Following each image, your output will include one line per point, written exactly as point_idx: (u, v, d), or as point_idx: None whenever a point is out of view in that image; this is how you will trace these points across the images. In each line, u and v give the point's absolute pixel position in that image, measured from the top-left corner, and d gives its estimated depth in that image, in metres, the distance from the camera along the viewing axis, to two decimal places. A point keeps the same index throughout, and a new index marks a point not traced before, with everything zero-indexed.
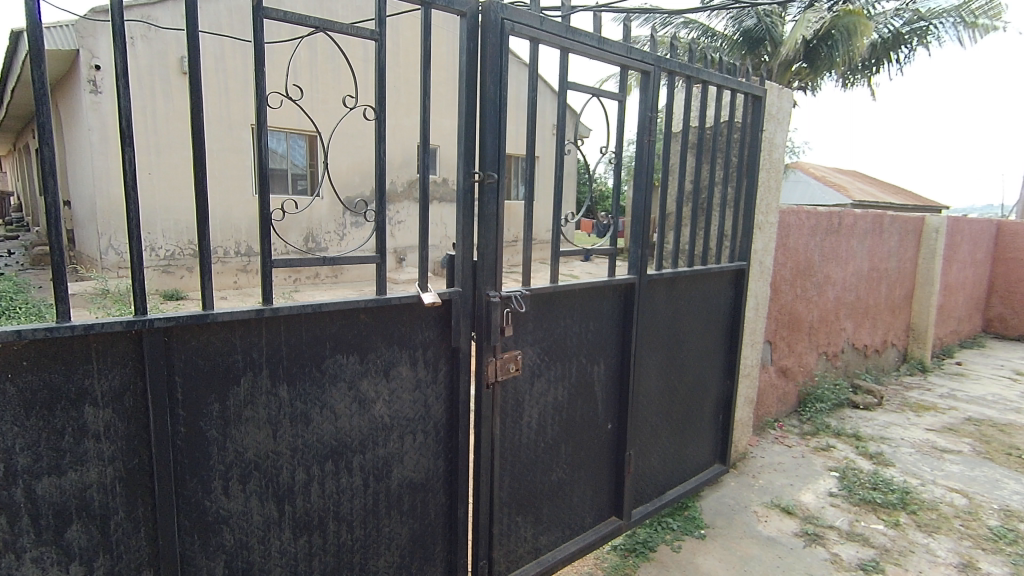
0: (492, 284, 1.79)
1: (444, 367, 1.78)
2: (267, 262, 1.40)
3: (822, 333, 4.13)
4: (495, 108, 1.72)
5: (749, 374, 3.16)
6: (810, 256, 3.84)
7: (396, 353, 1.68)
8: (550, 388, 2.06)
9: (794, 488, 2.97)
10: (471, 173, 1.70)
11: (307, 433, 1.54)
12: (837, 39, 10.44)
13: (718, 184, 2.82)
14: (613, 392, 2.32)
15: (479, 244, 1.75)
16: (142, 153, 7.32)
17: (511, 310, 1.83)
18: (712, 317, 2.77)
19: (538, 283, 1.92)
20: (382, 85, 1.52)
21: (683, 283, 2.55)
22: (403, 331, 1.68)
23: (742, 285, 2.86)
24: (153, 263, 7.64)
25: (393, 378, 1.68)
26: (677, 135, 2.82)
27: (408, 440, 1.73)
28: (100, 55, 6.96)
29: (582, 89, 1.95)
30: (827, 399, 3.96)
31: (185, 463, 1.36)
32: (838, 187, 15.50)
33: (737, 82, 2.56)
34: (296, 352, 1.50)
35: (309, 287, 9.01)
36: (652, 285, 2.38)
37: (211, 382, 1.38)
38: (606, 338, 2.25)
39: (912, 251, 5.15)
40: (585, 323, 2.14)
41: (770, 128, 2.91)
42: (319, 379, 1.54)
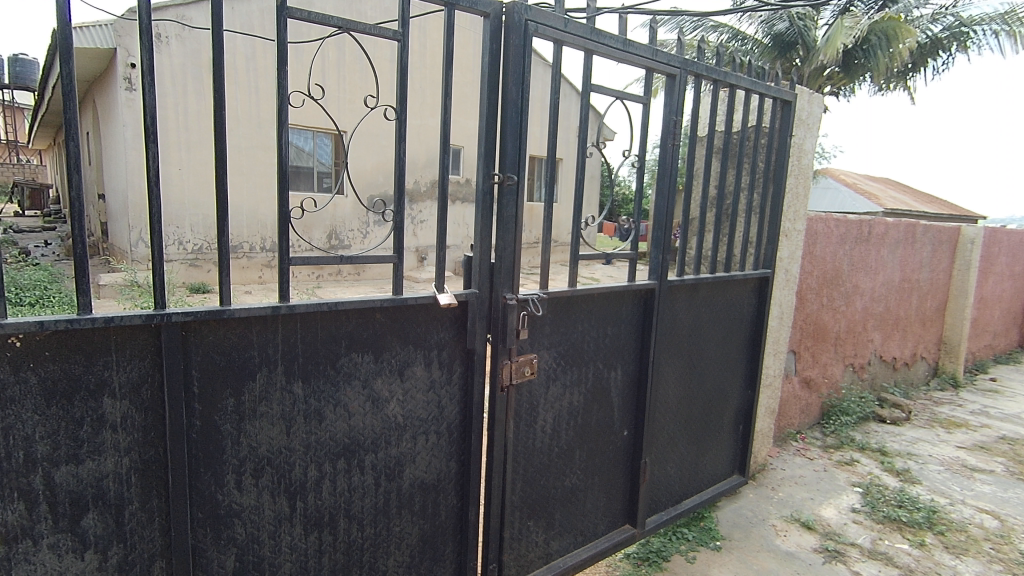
0: (508, 285, 1.77)
1: (458, 369, 1.78)
2: (285, 259, 1.40)
3: (849, 345, 4.02)
4: (516, 109, 1.70)
5: (771, 384, 3.09)
6: (838, 265, 3.74)
7: (411, 353, 1.67)
8: (565, 393, 2.04)
9: (815, 503, 2.89)
10: (490, 174, 1.68)
11: (320, 430, 1.54)
12: (874, 44, 10.34)
13: (743, 191, 2.76)
14: (629, 398, 2.29)
15: (497, 245, 1.74)
16: (173, 149, 7.48)
17: (528, 313, 1.80)
18: (734, 325, 2.71)
19: (555, 286, 1.90)
20: (403, 84, 1.51)
21: (704, 290, 2.50)
22: (418, 331, 1.68)
23: (765, 293, 2.79)
24: (181, 256, 7.80)
25: (406, 378, 1.68)
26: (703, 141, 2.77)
27: (420, 440, 1.73)
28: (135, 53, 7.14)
29: (605, 92, 1.93)
30: (852, 412, 3.85)
31: (199, 456, 1.37)
32: (869, 195, 15.17)
33: (765, 87, 2.50)
34: (310, 350, 1.50)
35: (332, 284, 9.11)
36: (672, 291, 2.34)
37: (226, 378, 1.39)
38: (624, 343, 2.22)
39: (945, 262, 4.99)
40: (602, 329, 2.11)
41: (799, 134, 2.84)
42: (334, 378, 1.55)
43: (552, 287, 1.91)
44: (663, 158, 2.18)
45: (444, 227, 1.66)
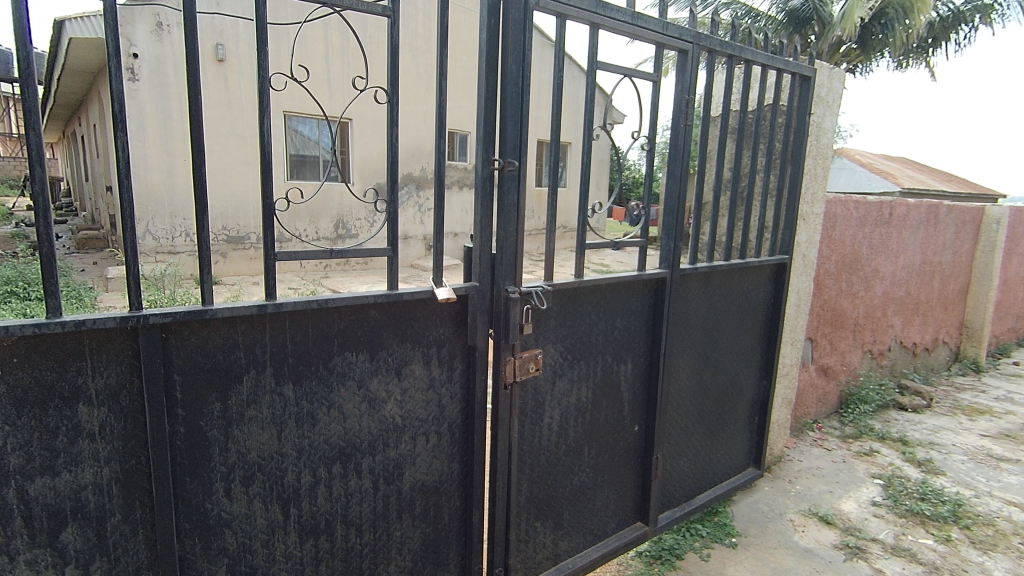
0: (510, 278, 1.67)
1: (459, 367, 1.69)
2: (270, 255, 1.31)
3: (869, 331, 3.89)
4: (517, 89, 1.59)
5: (788, 374, 2.98)
6: (858, 248, 3.60)
7: (410, 351, 1.59)
8: (573, 388, 1.95)
9: (834, 496, 2.79)
10: (490, 160, 1.58)
11: (313, 434, 1.47)
12: (891, 18, 10.03)
13: (759, 173, 2.63)
14: (640, 391, 2.19)
15: (498, 234, 1.63)
16: (177, 139, 7.41)
17: (532, 306, 1.70)
18: (750, 315, 2.60)
19: (561, 277, 1.79)
20: (394, 65, 1.41)
21: (718, 278, 2.38)
22: (416, 326, 1.59)
23: (782, 280, 2.67)
24: (188, 248, 7.77)
25: (404, 378, 1.60)
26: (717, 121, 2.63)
27: (420, 441, 1.65)
28: (138, 43, 7.04)
29: (612, 69, 1.81)
30: (872, 400, 3.73)
31: (184, 464, 1.30)
32: (885, 175, 14.82)
33: (783, 62, 2.36)
34: (301, 350, 1.42)
35: (340, 274, 9.07)
36: (685, 280, 2.23)
37: (211, 381, 1.32)
38: (635, 335, 2.12)
39: (968, 243, 4.81)
40: (611, 321, 2.01)
41: (818, 112, 2.70)
42: (327, 379, 1.47)
43: (558, 278, 1.81)
44: (674, 138, 2.06)
45: (441, 215, 1.55)
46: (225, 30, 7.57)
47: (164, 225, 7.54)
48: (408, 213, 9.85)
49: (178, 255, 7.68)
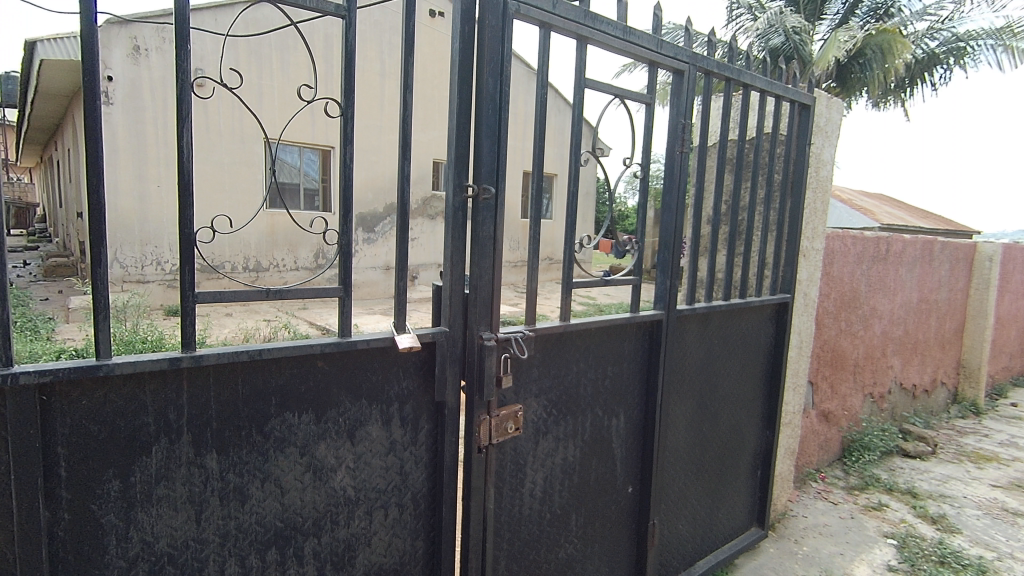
0: (486, 322, 1.44)
1: (425, 427, 1.44)
2: (187, 297, 1.07)
3: (868, 373, 3.69)
4: (494, 107, 1.39)
5: (791, 422, 2.75)
6: (856, 286, 3.43)
7: (366, 409, 1.35)
8: (558, 447, 1.71)
9: (845, 559, 2.53)
10: (463, 186, 1.37)
11: (242, 514, 1.21)
12: (870, 58, 10.19)
13: (758, 205, 2.45)
14: (633, 448, 1.95)
15: (471, 271, 1.41)
16: (151, 165, 7.15)
17: (510, 355, 1.46)
18: (750, 359, 2.39)
19: (545, 320, 1.57)
20: (350, 73, 1.20)
21: (718, 319, 2.17)
22: (373, 380, 1.35)
23: (784, 320, 2.47)
24: (159, 277, 7.43)
25: (358, 441, 1.35)
26: (713, 150, 2.47)
27: (377, 516, 1.39)
28: (113, 66, 6.82)
29: (602, 88, 1.62)
30: (875, 447, 3.51)
31: (68, 560, 1.04)
32: (866, 210, 14.95)
33: (783, 88, 2.21)
34: (229, 411, 1.17)
35: (318, 305, 8.75)
36: (682, 322, 2.01)
37: (109, 453, 1.06)
38: (627, 384, 1.89)
39: (963, 280, 4.69)
40: (601, 369, 1.79)
41: (817, 142, 2.55)
42: (261, 445, 1.22)
43: (541, 323, 1.58)
44: (670, 166, 1.87)
45: (404, 248, 1.33)
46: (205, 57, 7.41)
47: (134, 253, 7.21)
48: (391, 244, 9.62)
49: (148, 284, 7.33)
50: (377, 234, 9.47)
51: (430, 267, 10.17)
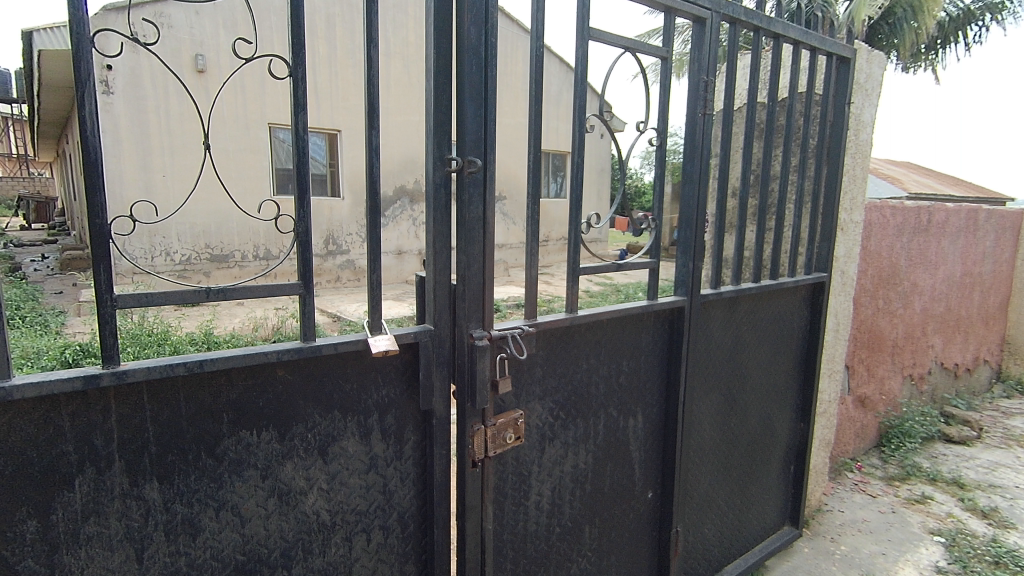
0: (477, 318, 1.23)
1: (411, 439, 1.25)
2: (104, 302, 0.88)
3: (908, 353, 3.42)
4: (478, 62, 1.16)
5: (826, 412, 2.52)
6: (895, 261, 3.15)
7: (338, 422, 1.17)
8: (567, 454, 1.51)
9: (888, 560, 2.31)
10: (443, 159, 1.15)
11: (193, 549, 1.04)
12: (900, 18, 9.63)
13: (790, 175, 2.19)
14: (653, 449, 1.75)
15: (458, 261, 1.19)
16: (155, 154, 7.02)
17: (507, 356, 1.25)
18: (783, 346, 2.16)
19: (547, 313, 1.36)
20: (297, 23, 0.99)
21: (746, 304, 1.94)
22: (347, 389, 1.16)
23: (820, 302, 2.23)
24: (169, 268, 7.35)
25: (331, 459, 1.16)
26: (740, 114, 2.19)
27: (357, 542, 1.22)
28: (111, 54, 6.68)
29: (611, 39, 1.38)
30: (916, 434, 3.26)
31: None
32: (894, 179, 14.28)
33: (819, 38, 1.93)
34: (170, 433, 0.99)
35: (330, 292, 8.64)
36: (707, 309, 1.78)
37: (21, 490, 0.89)
38: (645, 380, 1.67)
39: (1009, 251, 4.35)
40: (614, 365, 1.57)
41: (856, 102, 2.27)
42: (213, 469, 1.04)
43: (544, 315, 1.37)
44: (690, 131, 1.62)
45: (378, 237, 1.12)
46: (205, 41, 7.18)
47: (142, 245, 7.12)
48: (402, 227, 9.44)
49: (157, 276, 7.26)
50: (388, 218, 9.28)
51: None
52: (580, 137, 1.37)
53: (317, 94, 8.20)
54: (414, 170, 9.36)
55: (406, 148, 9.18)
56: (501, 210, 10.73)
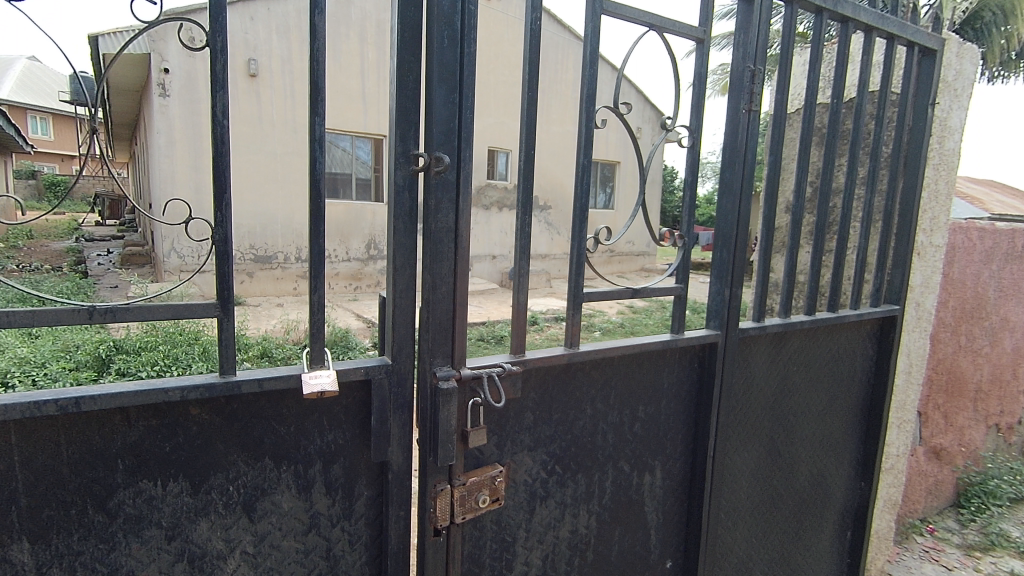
0: (446, 355, 0.99)
1: (363, 494, 1.03)
2: None
3: (994, 399, 2.95)
4: (453, 36, 0.93)
5: (892, 468, 2.14)
6: (983, 292, 2.71)
7: (270, 473, 0.96)
8: (562, 518, 1.25)
9: None
10: (407, 155, 0.92)
11: None
12: (989, 23, 8.82)
13: (857, 188, 1.86)
14: (673, 512, 1.46)
15: (424, 281, 0.97)
16: (206, 156, 7.18)
17: (483, 402, 1.01)
18: (841, 390, 1.82)
19: (538, 349, 1.10)
20: None
21: (796, 341, 1.62)
22: (281, 433, 0.96)
23: (889, 340, 1.87)
24: (214, 267, 7.51)
25: (259, 518, 0.96)
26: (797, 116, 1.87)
27: None
28: (169, 58, 6.94)
29: (631, 12, 1.14)
30: (1003, 494, 2.79)
31: None
32: (973, 198, 13.12)
33: (899, 25, 1.61)
34: (46, 483, 0.81)
35: (369, 296, 8.64)
36: (746, 346, 1.48)
37: None
38: (665, 430, 1.39)
39: None
40: (626, 411, 1.31)
41: (941, 104, 1.91)
42: (104, 529, 0.85)
43: (536, 351, 1.12)
44: (731, 132, 1.34)
45: (322, 249, 0.91)
46: (258, 46, 7.32)
47: (190, 244, 7.30)
48: None
49: (203, 274, 7.42)
50: None
51: (483, 259, 9.84)
52: (587, 133, 1.12)
53: (365, 100, 8.21)
54: None
55: None
56: (545, 220, 10.51)
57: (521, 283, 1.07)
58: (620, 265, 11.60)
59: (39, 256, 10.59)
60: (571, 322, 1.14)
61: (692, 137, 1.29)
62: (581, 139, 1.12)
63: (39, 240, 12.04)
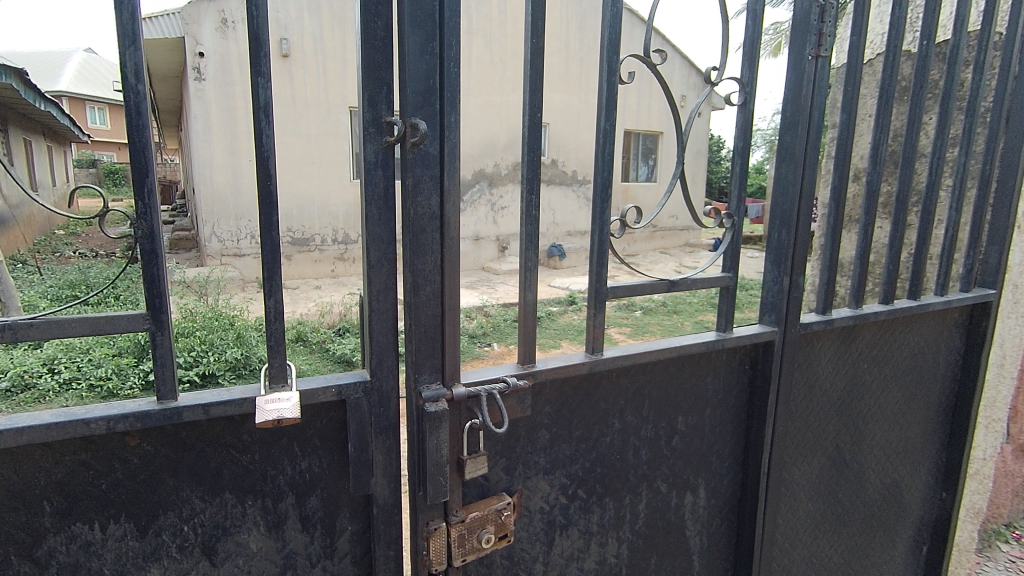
0: (436, 372, 0.81)
1: (347, 531, 0.88)
2: None
3: None
4: None
5: (978, 474, 1.86)
6: None
7: (233, 509, 0.81)
8: (588, 549, 1.07)
9: None
10: (376, 122, 0.74)
11: None
12: None
13: (947, 152, 1.55)
14: (718, 535, 1.26)
15: (406, 279, 0.79)
16: (242, 139, 7.19)
17: (478, 425, 0.82)
18: (922, 389, 1.55)
19: (552, 357, 0.92)
20: None
21: (870, 334, 1.36)
22: (243, 463, 0.80)
23: (981, 328, 1.58)
24: (253, 250, 7.60)
25: (223, 559, 0.82)
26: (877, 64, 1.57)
27: None
28: (203, 42, 6.86)
29: None
30: None
31: None
32: None
33: None
34: None
35: None
36: (810, 343, 1.24)
37: None
38: (710, 443, 1.19)
39: None
40: (662, 424, 1.10)
41: None
42: None
43: (550, 358, 0.93)
44: (794, 83, 1.07)
45: (277, 244, 0.74)
46: (289, 25, 7.22)
47: (230, 227, 7.41)
48: (480, 213, 9.18)
49: (244, 257, 7.54)
50: (465, 203, 9.06)
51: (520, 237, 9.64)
52: (610, 91, 0.91)
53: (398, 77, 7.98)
54: (494, 154, 9.01)
55: (487, 131, 8.88)
56: (584, 196, 10.18)
57: (529, 277, 0.89)
58: (662, 241, 11.32)
59: (97, 240, 11.05)
60: (592, 323, 0.95)
61: (743, 91, 1.04)
62: (601, 98, 0.92)
63: (97, 226, 12.57)
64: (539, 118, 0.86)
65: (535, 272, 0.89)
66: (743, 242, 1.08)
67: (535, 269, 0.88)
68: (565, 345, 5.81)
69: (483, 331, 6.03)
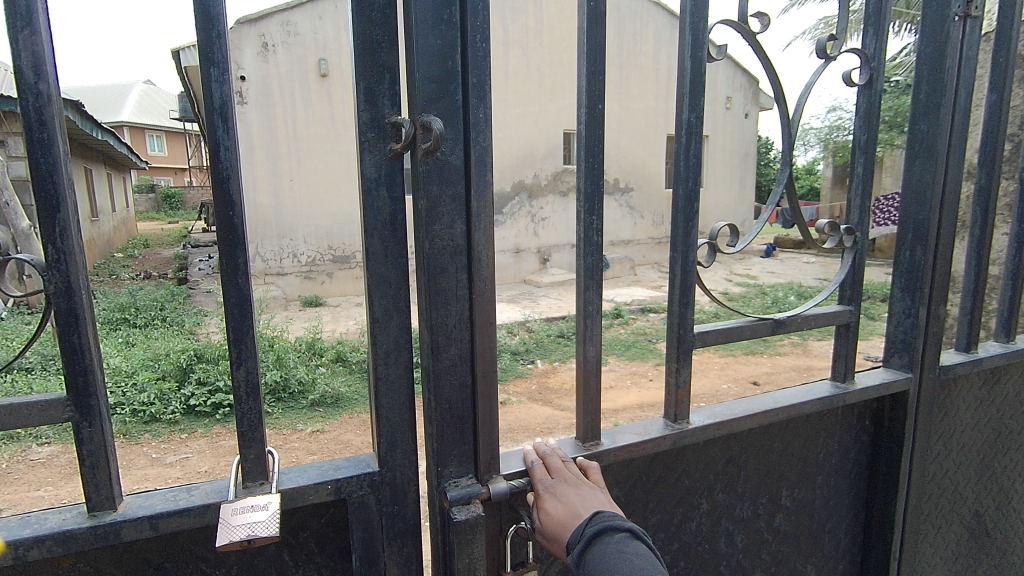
0: (465, 460, 0.59)
1: None
2: None
3: None
4: None
5: None
6: None
7: None
8: None
9: None
10: (375, 124, 0.55)
11: None
12: None
13: None
14: None
15: (421, 336, 0.59)
16: (283, 160, 7.26)
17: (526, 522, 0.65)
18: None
19: (621, 430, 0.75)
20: None
21: (1020, 374, 1.08)
22: None
23: None
24: (296, 269, 7.62)
25: None
26: None
27: None
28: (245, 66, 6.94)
29: None
30: None
31: None
32: None
33: None
34: None
35: None
36: (947, 390, 0.99)
37: None
38: (821, 520, 0.95)
39: None
40: (762, 499, 0.89)
41: None
42: None
43: (619, 431, 0.76)
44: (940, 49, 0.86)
45: (246, 296, 0.55)
46: (328, 45, 7.25)
47: (273, 247, 7.45)
48: (520, 225, 8.96)
49: (287, 276, 7.57)
50: (505, 216, 8.88)
51: (563, 248, 9.36)
52: (691, 70, 0.73)
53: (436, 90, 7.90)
54: (534, 164, 8.81)
55: (526, 142, 8.70)
56: (627, 203, 9.85)
57: (590, 323, 0.72)
58: None
59: (152, 262, 11.43)
60: (672, 386, 0.77)
61: (869, 66, 0.84)
62: (682, 86, 0.74)
63: (151, 248, 13.00)
64: (600, 110, 0.69)
65: (595, 316, 0.72)
66: (864, 267, 0.89)
67: (595, 314, 0.72)
68: (613, 362, 5.50)
69: (526, 347, 5.80)
